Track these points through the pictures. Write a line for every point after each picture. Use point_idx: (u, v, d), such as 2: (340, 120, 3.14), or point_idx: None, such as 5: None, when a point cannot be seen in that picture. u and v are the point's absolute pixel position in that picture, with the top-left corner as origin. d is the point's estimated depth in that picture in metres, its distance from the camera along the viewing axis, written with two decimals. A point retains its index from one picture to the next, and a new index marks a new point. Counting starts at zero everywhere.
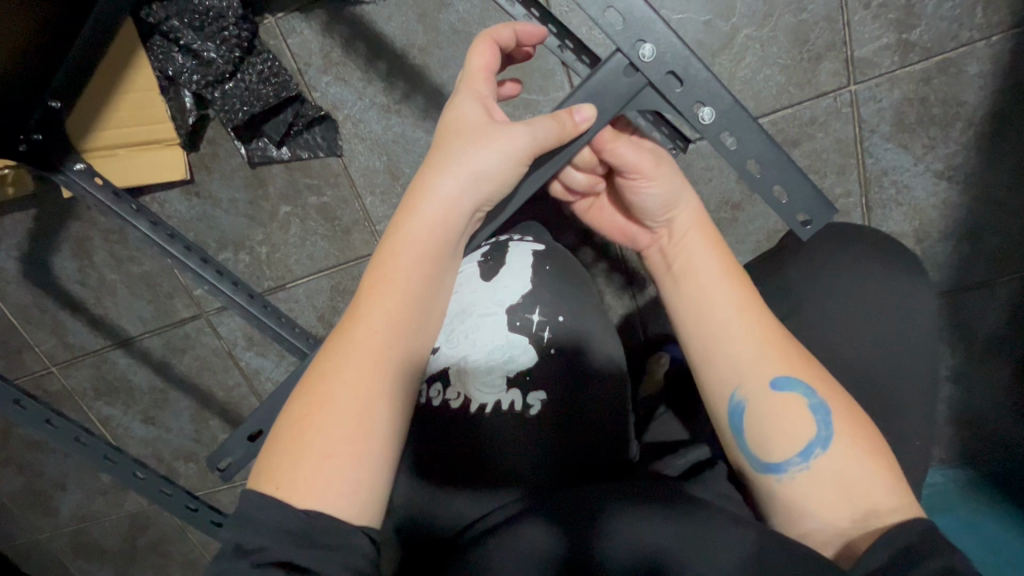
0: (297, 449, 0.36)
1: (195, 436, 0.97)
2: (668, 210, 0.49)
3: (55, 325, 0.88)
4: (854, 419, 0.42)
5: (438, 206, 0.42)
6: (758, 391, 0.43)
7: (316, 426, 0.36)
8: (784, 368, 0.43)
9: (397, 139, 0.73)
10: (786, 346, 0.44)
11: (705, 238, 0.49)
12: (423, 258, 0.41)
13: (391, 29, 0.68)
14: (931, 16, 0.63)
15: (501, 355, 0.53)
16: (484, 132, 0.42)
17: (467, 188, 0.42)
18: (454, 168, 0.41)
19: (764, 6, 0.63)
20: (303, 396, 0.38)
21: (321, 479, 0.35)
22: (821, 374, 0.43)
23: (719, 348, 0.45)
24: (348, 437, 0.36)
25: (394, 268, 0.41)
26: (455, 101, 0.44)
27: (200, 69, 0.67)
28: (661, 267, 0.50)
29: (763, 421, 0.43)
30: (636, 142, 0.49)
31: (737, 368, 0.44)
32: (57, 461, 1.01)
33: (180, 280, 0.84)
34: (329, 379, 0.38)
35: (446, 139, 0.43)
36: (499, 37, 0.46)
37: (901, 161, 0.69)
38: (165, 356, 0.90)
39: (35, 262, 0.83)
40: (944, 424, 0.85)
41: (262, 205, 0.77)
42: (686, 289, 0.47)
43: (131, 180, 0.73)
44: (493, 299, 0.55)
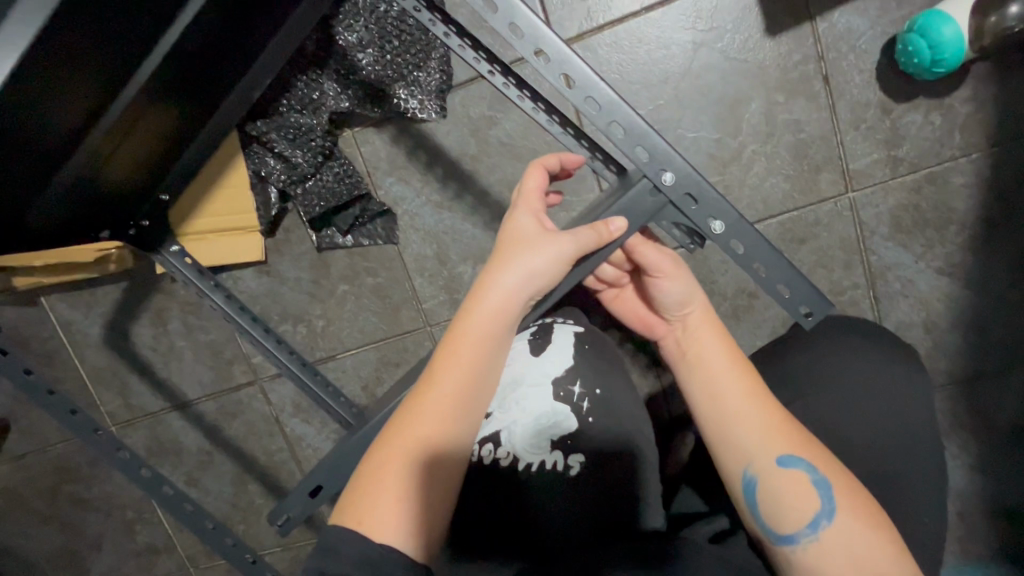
0: (376, 497, 0.43)
1: (232, 500, 1.01)
2: (684, 306, 0.56)
3: (123, 387, 0.96)
4: (855, 491, 0.46)
5: (498, 297, 0.49)
6: (765, 468, 0.47)
7: (391, 479, 0.43)
8: (789, 448, 0.47)
9: (447, 230, 0.83)
10: (790, 427, 0.48)
11: (716, 334, 0.54)
12: (480, 341, 0.48)
13: (448, 141, 0.80)
14: (914, 137, 0.72)
15: (546, 421, 0.59)
16: (536, 239, 0.51)
17: (522, 284, 0.49)
18: (509, 267, 0.50)
19: (766, 127, 0.74)
20: (377, 453, 0.45)
21: (396, 522, 0.42)
22: (823, 453, 0.47)
23: (728, 428, 0.49)
24: (419, 488, 0.43)
25: (456, 348, 0.48)
26: (512, 213, 0.54)
27: (287, 171, 0.80)
28: (678, 355, 0.55)
29: (774, 497, 0.46)
30: (659, 248, 0.57)
31: (747, 447, 0.48)
32: (99, 521, 1.05)
33: (241, 348, 0.93)
34: (401, 439, 0.45)
35: (504, 244, 0.52)
36: (547, 163, 0.56)
37: (902, 258, 0.76)
38: (216, 420, 0.97)
39: (117, 329, 0.93)
40: (977, 517, 0.84)
41: (323, 283, 0.87)
42: (700, 375, 0.52)
43: (215, 260, 0.84)
44: (541, 371, 0.61)
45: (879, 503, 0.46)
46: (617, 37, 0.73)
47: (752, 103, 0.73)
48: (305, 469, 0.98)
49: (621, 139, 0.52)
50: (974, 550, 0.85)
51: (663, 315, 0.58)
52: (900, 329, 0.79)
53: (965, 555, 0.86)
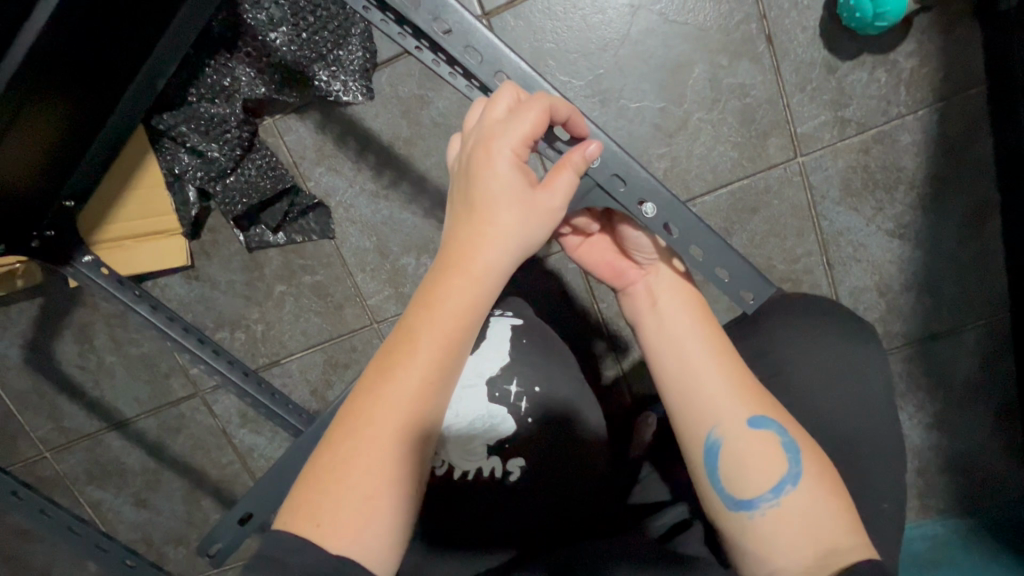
0: (337, 497, 0.38)
1: (187, 517, 0.96)
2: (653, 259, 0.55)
3: (53, 410, 0.89)
4: (820, 458, 0.45)
5: (480, 263, 0.42)
6: (734, 430, 0.45)
7: (360, 472, 0.39)
8: (759, 409, 0.46)
9: (385, 221, 0.78)
10: (759, 391, 0.47)
11: (682, 292, 0.54)
12: (463, 317, 0.42)
13: (378, 124, 0.75)
14: (860, 97, 0.70)
15: (481, 425, 0.56)
16: (523, 193, 0.43)
17: (507, 247, 0.42)
18: (494, 227, 0.42)
19: (711, 93, 0.70)
20: (343, 446, 0.40)
21: (361, 529, 0.38)
22: (790, 417, 0.46)
23: (702, 389, 0.47)
24: (385, 479, 0.39)
25: (436, 327, 0.41)
26: (489, 144, 0.43)
27: (204, 166, 0.73)
28: (645, 305, 0.54)
29: (739, 458, 0.45)
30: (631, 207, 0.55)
31: (716, 407, 0.46)
32: (44, 550, 0.99)
33: (178, 360, 0.86)
34: (368, 428, 0.40)
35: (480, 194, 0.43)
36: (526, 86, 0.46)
37: (854, 222, 0.75)
38: (159, 436, 0.91)
39: (38, 349, 0.86)
40: (936, 472, 0.85)
41: (258, 285, 0.81)
42: (667, 333, 0.51)
43: (135, 269, 0.78)
44: (475, 370, 0.57)
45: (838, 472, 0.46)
46: (550, 4, 0.69)
47: (695, 67, 0.70)
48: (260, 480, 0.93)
49: None
50: (933, 504, 0.87)
51: (635, 260, 0.56)
52: (853, 294, 0.78)
53: (924, 510, 0.87)
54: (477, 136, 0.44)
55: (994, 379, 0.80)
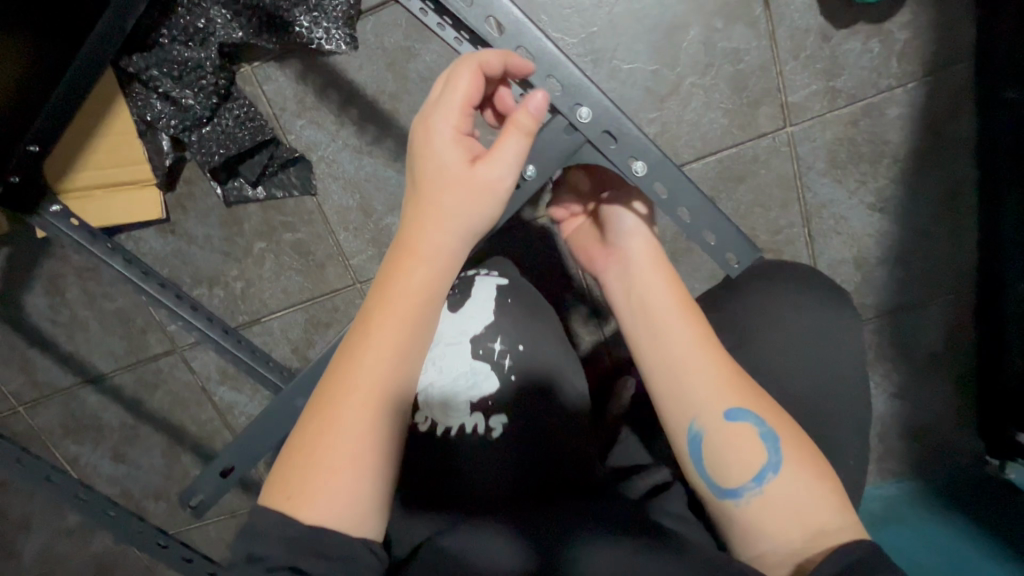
0: (314, 484, 0.40)
1: (166, 472, 0.96)
2: (631, 236, 0.57)
3: (24, 363, 0.88)
4: (802, 446, 0.45)
5: (431, 245, 0.44)
6: (712, 421, 0.46)
7: (333, 455, 0.40)
8: (737, 401, 0.46)
9: (369, 178, 0.76)
10: (738, 380, 0.47)
11: (664, 276, 0.54)
12: (420, 299, 0.44)
13: (362, 77, 0.72)
14: (852, 67, 0.70)
15: (463, 382, 0.57)
16: (462, 173, 0.44)
17: (454, 230, 0.44)
18: (437, 209, 0.44)
19: (705, 57, 0.69)
20: (313, 425, 0.41)
21: (337, 506, 0.40)
22: (770, 405, 0.46)
23: (677, 375, 0.48)
24: (354, 455, 0.40)
25: (389, 307, 0.43)
26: (429, 124, 0.44)
27: (178, 114, 0.70)
28: (623, 301, 0.55)
29: (719, 447, 0.46)
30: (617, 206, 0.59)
31: (695, 400, 0.47)
32: (21, 502, 0.99)
33: (154, 315, 0.85)
34: (334, 408, 0.41)
35: (427, 183, 0.44)
36: (482, 61, 0.45)
37: (836, 194, 0.76)
38: (137, 392, 0.90)
39: (7, 301, 0.83)
40: (896, 438, 0.89)
41: (237, 241, 0.79)
42: (646, 327, 0.51)
43: (108, 220, 0.75)
44: (459, 329, 0.59)
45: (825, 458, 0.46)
46: None
47: (690, 30, 0.68)
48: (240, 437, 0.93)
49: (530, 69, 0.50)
50: (890, 466, 0.92)
51: (613, 251, 0.58)
52: (831, 266, 0.80)
53: (882, 472, 0.92)
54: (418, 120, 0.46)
55: (956, 352, 0.83)
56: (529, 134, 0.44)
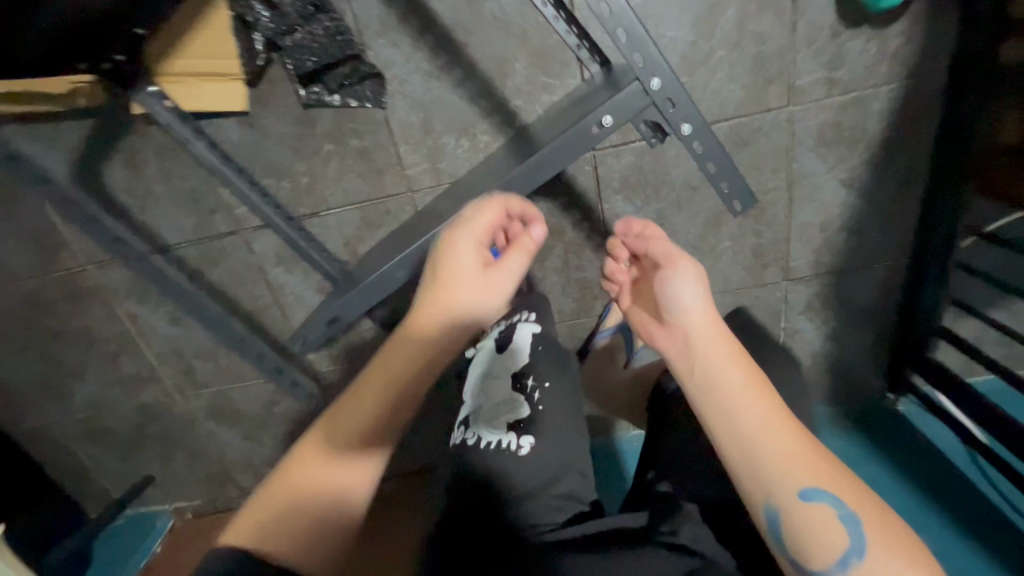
0: (280, 486, 0.54)
1: (216, 338, 1.10)
2: (686, 310, 0.56)
3: (98, 227, 0.98)
4: (887, 531, 0.44)
5: (443, 321, 0.58)
6: (788, 500, 0.46)
7: (324, 476, 0.54)
8: (813, 481, 0.46)
9: (434, 100, 0.87)
10: (815, 460, 0.47)
11: (729, 348, 0.53)
12: (410, 371, 0.57)
13: (440, 7, 0.81)
14: (853, 62, 0.83)
15: (505, 406, 0.73)
16: (474, 274, 0.59)
17: (459, 318, 0.58)
18: (449, 300, 0.58)
19: (735, 35, 0.82)
20: (299, 465, 0.55)
21: (302, 528, 0.52)
22: (849, 486, 0.46)
23: (750, 454, 0.48)
24: (323, 494, 0.54)
25: (398, 368, 0.58)
26: (455, 235, 0.62)
27: (275, 18, 0.79)
28: (684, 368, 0.54)
29: (800, 528, 0.45)
30: (679, 271, 0.58)
31: (772, 476, 0.47)
32: (79, 351, 1.12)
33: (223, 199, 0.96)
34: (321, 452, 0.55)
35: (447, 277, 0.59)
36: (502, 204, 0.64)
37: (817, 168, 0.92)
38: (199, 265, 1.02)
39: (88, 169, 0.93)
40: (822, 370, 1.13)
41: (308, 141, 0.90)
42: (711, 397, 0.51)
43: (198, 106, 0.84)
44: (504, 365, 0.78)
45: (910, 536, 0.46)
46: None
47: (729, 10, 0.80)
48: (287, 314, 1.08)
49: (623, 43, 0.64)
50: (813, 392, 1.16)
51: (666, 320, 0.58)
52: (802, 228, 0.98)
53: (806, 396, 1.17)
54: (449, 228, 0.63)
55: (883, 307, 1.05)
56: (528, 253, 0.62)
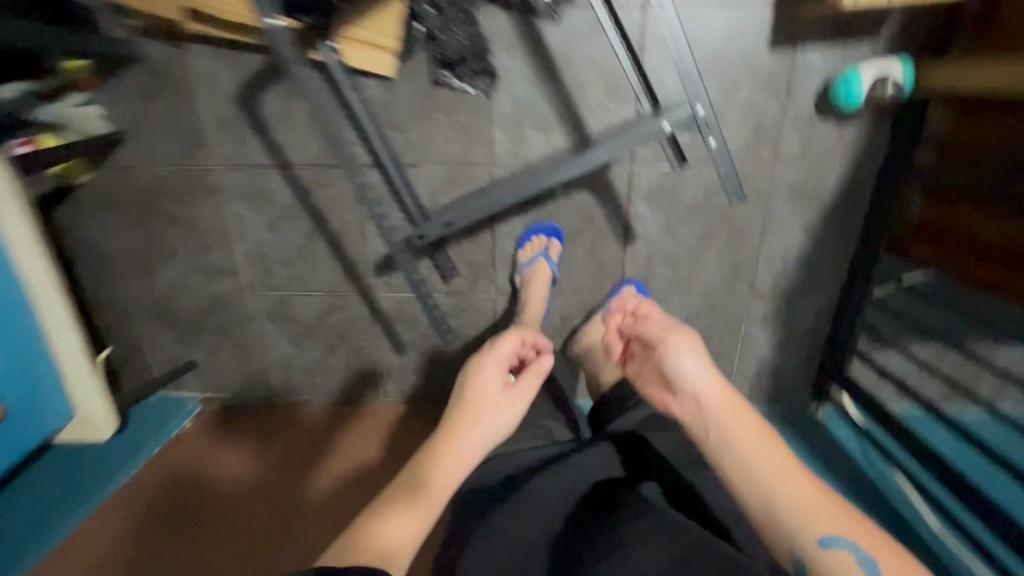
0: (377, 532, 0.63)
1: (299, 248, 1.34)
2: (688, 377, 0.71)
3: (239, 138, 1.24)
4: (892, 555, 0.57)
5: (490, 391, 0.80)
6: (811, 549, 0.58)
7: (397, 523, 0.65)
8: (831, 530, 0.58)
9: (528, 100, 1.19)
10: (826, 510, 0.60)
11: (735, 414, 0.67)
12: (471, 428, 0.76)
13: (550, 38, 1.13)
14: (821, 143, 1.19)
15: None
16: (501, 391, 0.81)
17: (499, 405, 0.80)
18: (485, 387, 0.81)
19: (746, 104, 1.17)
20: (378, 507, 0.68)
21: (385, 541, 0.63)
22: (860, 531, 0.58)
23: (773, 505, 0.61)
24: (400, 520, 0.66)
25: (457, 446, 0.75)
26: (479, 363, 0.83)
27: (435, 18, 1.09)
28: (699, 433, 0.68)
29: (830, 571, 0.56)
30: (676, 354, 0.72)
31: (798, 530, 0.59)
32: (181, 235, 1.34)
33: (347, 137, 1.23)
34: (402, 492, 0.69)
35: (476, 396, 0.80)
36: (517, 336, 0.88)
37: (786, 212, 1.26)
38: (308, 185, 1.28)
39: (252, 92, 1.19)
40: (767, 373, 1.45)
41: (427, 109, 1.20)
42: (731, 458, 0.64)
43: (358, 64, 1.12)
44: None
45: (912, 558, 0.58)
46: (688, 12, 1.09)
47: (745, 86, 1.15)
48: (364, 241, 1.33)
49: (683, 76, 0.96)
50: (757, 391, 1.47)
51: (676, 394, 0.72)
52: (769, 255, 1.31)
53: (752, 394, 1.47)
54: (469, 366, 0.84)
55: (818, 329, 1.38)
56: (539, 374, 0.86)
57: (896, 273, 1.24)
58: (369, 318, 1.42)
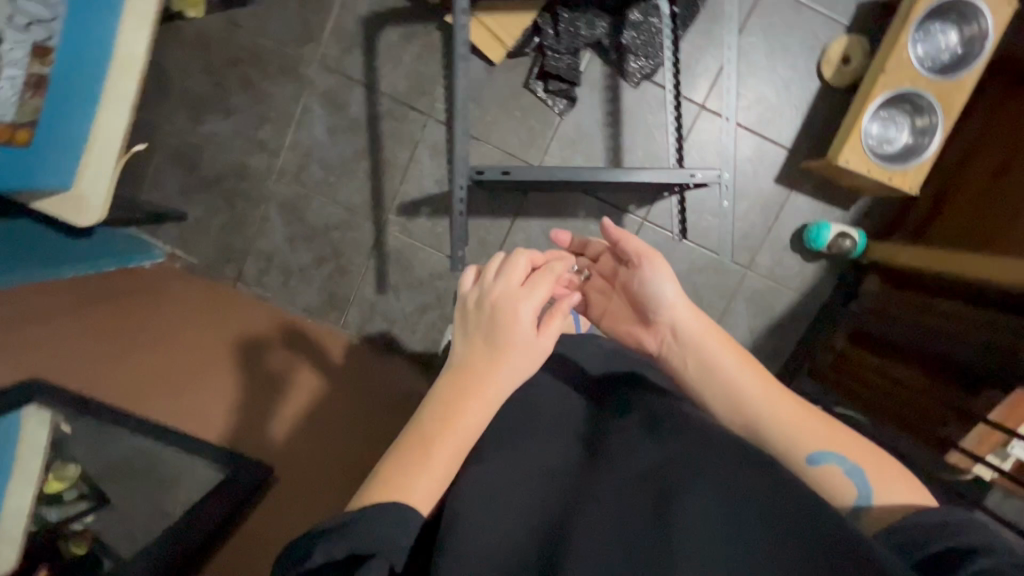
0: (423, 475, 0.64)
1: (343, 159, 1.46)
2: (668, 303, 0.80)
3: (347, 49, 1.41)
4: (865, 457, 0.67)
5: (520, 332, 0.72)
6: (806, 466, 0.68)
7: (430, 470, 0.64)
8: (819, 448, 0.68)
9: (588, 133, 1.42)
10: (811, 429, 0.70)
11: (714, 341, 0.78)
12: (496, 372, 0.70)
13: (625, 97, 1.41)
14: (786, 268, 1.47)
15: None
16: (531, 335, 0.73)
17: (530, 346, 0.72)
18: (518, 331, 0.72)
19: (743, 214, 1.45)
20: (408, 453, 0.65)
21: (422, 488, 0.63)
22: (840, 443, 0.68)
23: (768, 431, 0.71)
24: (432, 467, 0.65)
25: (481, 387, 0.69)
26: (510, 303, 0.73)
27: (551, 38, 1.34)
28: (679, 362, 0.79)
29: (821, 477, 0.67)
30: (658, 277, 0.81)
31: (796, 449, 0.69)
32: (246, 101, 1.44)
33: (434, 92, 1.41)
34: (430, 442, 0.66)
35: (505, 337, 0.72)
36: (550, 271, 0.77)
37: (743, 313, 1.49)
38: (381, 112, 1.43)
39: (379, 21, 1.39)
40: None
41: (509, 102, 1.42)
42: (721, 387, 0.75)
43: (479, 41, 1.35)
44: None
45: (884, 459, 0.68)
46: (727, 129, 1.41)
47: (747, 200, 1.44)
48: (401, 179, 1.46)
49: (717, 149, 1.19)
50: None
51: (655, 322, 0.82)
52: None
53: None
54: (499, 300, 0.74)
55: None
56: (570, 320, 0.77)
57: (820, 399, 1.37)
58: (369, 247, 1.49)
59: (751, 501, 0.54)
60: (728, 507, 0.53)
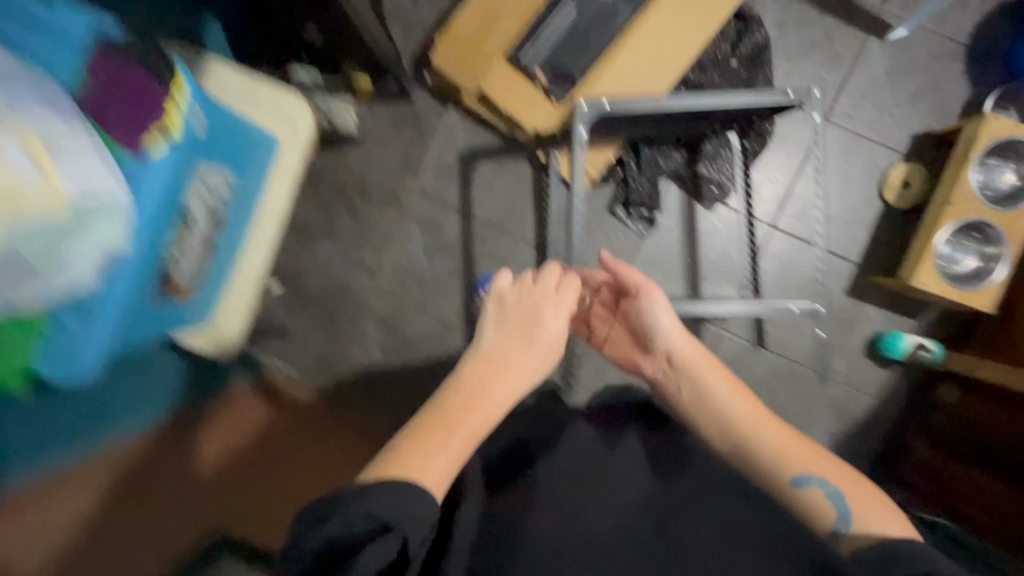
0: (445, 446, 0.73)
1: (436, 277, 1.57)
2: (659, 325, 0.93)
3: (444, 181, 1.55)
4: (846, 486, 0.75)
5: (546, 337, 0.85)
6: (787, 486, 0.76)
7: (448, 445, 0.73)
8: (803, 474, 0.76)
9: (666, 251, 1.53)
10: (803, 457, 0.78)
11: (705, 366, 0.89)
12: (519, 372, 0.82)
13: (699, 220, 1.53)
14: (862, 376, 1.52)
15: None
16: (552, 342, 0.86)
17: (548, 347, 0.86)
18: (540, 332, 0.86)
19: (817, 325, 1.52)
20: (428, 424, 0.75)
21: (449, 463, 0.72)
22: (828, 476, 0.76)
23: (747, 444, 0.81)
24: (456, 443, 0.74)
25: (500, 376, 0.81)
26: (538, 310, 0.87)
27: (631, 173, 1.48)
28: (667, 377, 0.91)
29: (801, 501, 0.74)
30: (653, 308, 0.93)
31: (770, 464, 0.78)
32: (349, 227, 1.57)
33: (523, 217, 1.55)
34: (452, 421, 0.75)
35: (533, 337, 0.85)
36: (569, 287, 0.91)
37: (824, 420, 1.53)
38: (473, 236, 1.56)
39: (474, 157, 1.54)
40: None
41: (592, 225, 1.53)
42: (711, 404, 0.85)
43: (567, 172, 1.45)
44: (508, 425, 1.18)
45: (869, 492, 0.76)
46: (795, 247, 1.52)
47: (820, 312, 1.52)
48: None
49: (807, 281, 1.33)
50: None
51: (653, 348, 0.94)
52: None
53: None
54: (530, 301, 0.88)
55: None
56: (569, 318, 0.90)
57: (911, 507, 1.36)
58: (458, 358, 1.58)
59: (754, 536, 0.70)
60: (726, 537, 0.70)
